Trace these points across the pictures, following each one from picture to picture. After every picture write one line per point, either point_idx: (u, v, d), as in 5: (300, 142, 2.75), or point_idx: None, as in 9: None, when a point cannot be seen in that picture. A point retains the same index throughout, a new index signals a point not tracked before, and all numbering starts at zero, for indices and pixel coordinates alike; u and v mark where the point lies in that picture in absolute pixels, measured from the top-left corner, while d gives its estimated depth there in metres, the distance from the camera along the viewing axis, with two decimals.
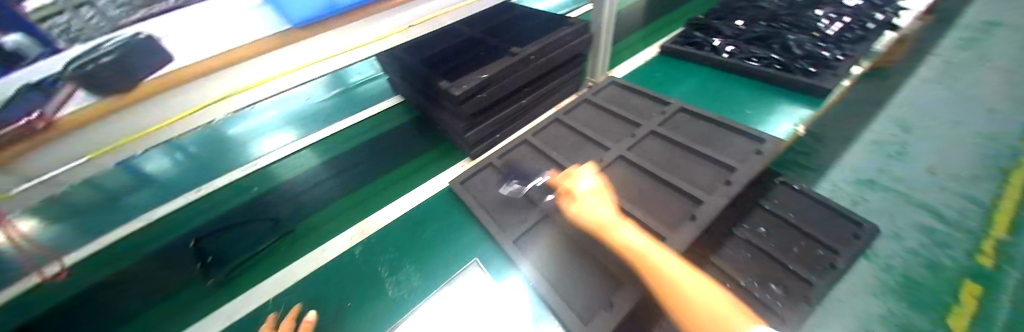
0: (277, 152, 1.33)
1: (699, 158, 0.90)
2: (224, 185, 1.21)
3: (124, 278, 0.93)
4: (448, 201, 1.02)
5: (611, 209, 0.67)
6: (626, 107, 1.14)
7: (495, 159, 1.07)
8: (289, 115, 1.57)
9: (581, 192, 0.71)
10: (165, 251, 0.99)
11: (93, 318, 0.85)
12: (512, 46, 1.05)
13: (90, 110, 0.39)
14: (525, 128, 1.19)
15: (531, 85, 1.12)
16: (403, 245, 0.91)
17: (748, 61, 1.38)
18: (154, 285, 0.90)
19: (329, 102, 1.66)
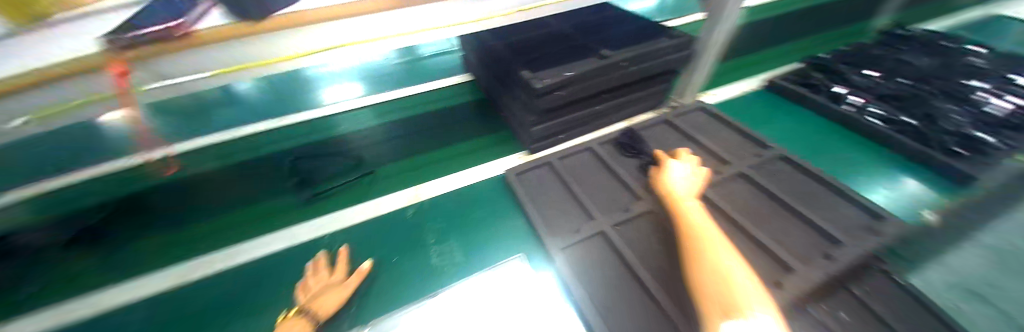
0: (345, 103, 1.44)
1: (799, 221, 0.78)
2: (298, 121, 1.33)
3: (207, 179, 1.06)
4: (501, 189, 1.03)
5: (689, 190, 0.77)
6: (715, 140, 1.03)
7: (557, 160, 1.03)
8: (364, 71, 1.70)
9: (671, 168, 0.85)
10: (243, 166, 1.11)
11: (178, 206, 0.98)
12: (603, 48, 0.99)
13: (223, 29, 0.43)
14: (592, 135, 1.12)
15: (612, 93, 1.05)
16: (452, 219, 0.95)
17: (873, 119, 1.18)
18: (228, 192, 1.02)
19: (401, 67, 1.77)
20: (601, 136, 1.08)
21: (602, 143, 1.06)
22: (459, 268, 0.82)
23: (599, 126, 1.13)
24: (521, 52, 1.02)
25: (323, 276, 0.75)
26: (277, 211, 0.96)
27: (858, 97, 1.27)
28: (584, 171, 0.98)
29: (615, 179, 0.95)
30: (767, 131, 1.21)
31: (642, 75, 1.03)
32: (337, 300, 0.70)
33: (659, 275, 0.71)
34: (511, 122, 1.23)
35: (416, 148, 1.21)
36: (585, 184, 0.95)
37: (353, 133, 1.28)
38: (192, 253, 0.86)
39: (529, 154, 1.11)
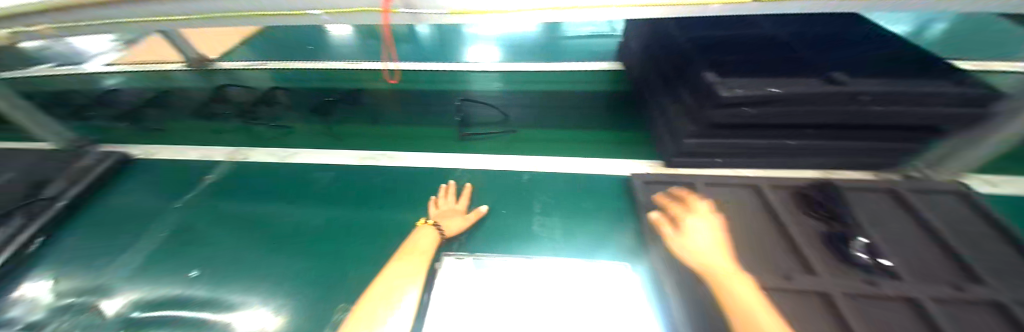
0: (492, 66, 1.75)
1: None
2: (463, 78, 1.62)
3: (403, 107, 1.46)
4: (619, 191, 0.99)
5: (723, 253, 0.60)
6: (972, 246, 0.70)
7: (702, 184, 0.86)
8: (521, 50, 1.91)
9: (687, 223, 0.68)
10: (422, 103, 1.46)
11: (381, 119, 1.39)
12: (833, 72, 0.76)
13: None
14: (759, 172, 0.91)
15: (817, 130, 0.81)
16: (562, 199, 0.99)
17: None
18: (411, 119, 1.38)
19: (541, 43, 2.02)
20: (775, 179, 0.86)
21: (774, 187, 0.84)
22: (557, 243, 0.87)
23: (774, 164, 0.91)
24: (710, 52, 0.88)
25: (447, 202, 0.95)
26: (438, 140, 1.27)
27: None
28: (737, 210, 0.80)
29: (780, 233, 0.74)
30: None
31: (876, 122, 0.77)
32: (460, 226, 0.87)
33: None
34: (653, 126, 1.10)
35: (543, 118, 1.33)
36: (734, 223, 0.77)
37: (494, 92, 1.53)
38: (384, 151, 1.22)
39: (664, 166, 0.98)
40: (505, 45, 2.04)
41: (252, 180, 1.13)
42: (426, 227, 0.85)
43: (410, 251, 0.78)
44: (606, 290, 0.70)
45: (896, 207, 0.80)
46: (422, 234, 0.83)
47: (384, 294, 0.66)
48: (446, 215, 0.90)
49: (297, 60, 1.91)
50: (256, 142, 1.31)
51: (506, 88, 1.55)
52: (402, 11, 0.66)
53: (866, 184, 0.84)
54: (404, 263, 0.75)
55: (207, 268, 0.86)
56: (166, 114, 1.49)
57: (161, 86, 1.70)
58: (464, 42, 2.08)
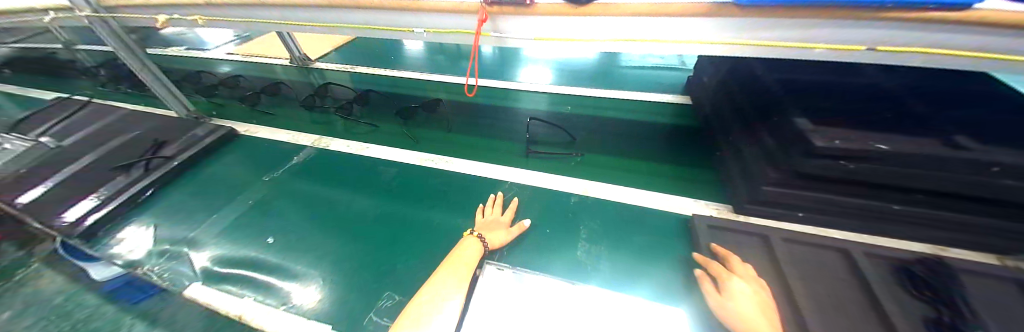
0: (546, 88, 1.81)
1: None
2: (520, 98, 1.72)
3: (461, 117, 1.56)
4: (674, 229, 0.94)
5: (769, 325, 0.58)
6: None
7: (776, 236, 0.79)
8: (579, 75, 1.97)
9: (735, 289, 0.64)
10: (480, 117, 1.56)
11: (442, 126, 1.50)
12: (959, 132, 0.67)
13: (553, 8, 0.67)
14: (849, 235, 0.81)
15: (930, 197, 0.71)
16: (611, 226, 0.97)
17: None
18: (469, 130, 1.47)
19: (598, 70, 2.04)
20: (868, 244, 0.76)
21: (868, 254, 0.74)
22: (601, 272, 0.85)
23: (870, 229, 0.81)
24: (801, 96, 0.82)
25: (489, 212, 0.98)
26: (503, 154, 1.31)
27: None
28: (816, 272, 0.72)
29: (871, 308, 0.65)
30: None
31: (1017, 200, 0.65)
32: (503, 239, 0.89)
33: None
34: (724, 167, 1.05)
35: (591, 144, 1.34)
36: (813, 287, 0.69)
37: (546, 112, 1.58)
38: (442, 154, 1.31)
39: (731, 212, 0.93)
40: (561, 68, 2.10)
41: (330, 166, 1.25)
42: (469, 237, 0.86)
43: (453, 260, 0.79)
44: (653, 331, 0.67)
45: (1020, 301, 0.67)
46: (467, 242, 0.84)
47: (432, 296, 0.70)
48: (490, 227, 0.93)
49: (374, 66, 2.15)
50: (330, 132, 1.47)
51: (552, 109, 1.59)
52: (491, 34, 0.76)
53: (981, 266, 0.71)
54: (447, 273, 0.76)
55: (281, 238, 0.97)
56: (266, 99, 1.75)
57: (266, 75, 2.01)
58: (521, 63, 2.17)
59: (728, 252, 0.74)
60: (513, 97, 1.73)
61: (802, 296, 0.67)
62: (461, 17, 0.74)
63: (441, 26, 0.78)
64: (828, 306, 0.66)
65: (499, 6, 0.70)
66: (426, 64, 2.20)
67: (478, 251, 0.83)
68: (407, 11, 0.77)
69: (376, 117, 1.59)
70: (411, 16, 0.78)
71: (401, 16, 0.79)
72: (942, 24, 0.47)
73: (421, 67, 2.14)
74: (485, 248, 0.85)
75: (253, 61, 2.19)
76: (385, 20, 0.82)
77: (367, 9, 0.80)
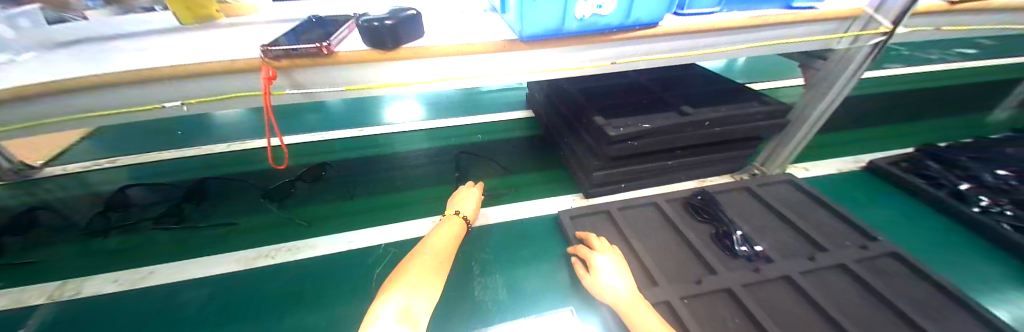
0: (408, 126, 1.75)
1: None
2: (379, 142, 1.60)
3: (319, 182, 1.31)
4: (549, 230, 1.02)
5: (628, 283, 0.69)
6: (814, 225, 0.92)
7: (614, 208, 0.96)
8: (435, 107, 2.00)
9: (597, 264, 0.74)
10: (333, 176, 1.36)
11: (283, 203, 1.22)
12: (683, 104, 0.96)
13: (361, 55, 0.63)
14: (657, 190, 1.06)
15: (686, 150, 1.00)
16: (500, 250, 0.97)
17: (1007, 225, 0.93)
18: (321, 196, 1.25)
19: (456, 99, 2.13)
20: (667, 193, 1.01)
21: (668, 200, 0.99)
22: (500, 306, 0.81)
23: (663, 182, 1.07)
24: (593, 100, 1.04)
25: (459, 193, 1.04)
26: (386, 209, 1.18)
27: (987, 197, 1.01)
28: (649, 226, 0.91)
29: (683, 243, 0.86)
30: (862, 216, 1.03)
31: (726, 138, 0.97)
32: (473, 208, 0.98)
33: None
34: (568, 162, 1.22)
35: (464, 172, 1.35)
36: (648, 243, 0.86)
37: (418, 151, 1.52)
38: (284, 238, 1.06)
39: (584, 199, 1.07)
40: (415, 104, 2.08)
41: (95, 317, 0.83)
42: (454, 218, 0.90)
43: (419, 263, 0.66)
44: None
45: (753, 199, 1.02)
46: (451, 224, 0.86)
47: (396, 301, 0.54)
48: (456, 202, 0.99)
49: (163, 148, 1.60)
50: (90, 264, 0.98)
51: (424, 146, 1.55)
52: (289, 91, 0.66)
53: (732, 185, 1.05)
54: (415, 271, 0.64)
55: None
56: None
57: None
58: (375, 105, 2.04)
59: (594, 235, 0.85)
60: (370, 144, 1.59)
61: (643, 250, 0.83)
62: (243, 77, 0.61)
63: (207, 91, 0.61)
64: (660, 253, 0.83)
65: (291, 59, 0.60)
66: (248, 129, 1.79)
67: (464, 230, 0.89)
68: (146, 83, 0.56)
69: (222, 213, 1.17)
70: (156, 88, 0.58)
71: (136, 91, 0.57)
72: (651, 37, 0.72)
73: (245, 134, 1.73)
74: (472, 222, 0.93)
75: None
76: (114, 101, 0.57)
77: None
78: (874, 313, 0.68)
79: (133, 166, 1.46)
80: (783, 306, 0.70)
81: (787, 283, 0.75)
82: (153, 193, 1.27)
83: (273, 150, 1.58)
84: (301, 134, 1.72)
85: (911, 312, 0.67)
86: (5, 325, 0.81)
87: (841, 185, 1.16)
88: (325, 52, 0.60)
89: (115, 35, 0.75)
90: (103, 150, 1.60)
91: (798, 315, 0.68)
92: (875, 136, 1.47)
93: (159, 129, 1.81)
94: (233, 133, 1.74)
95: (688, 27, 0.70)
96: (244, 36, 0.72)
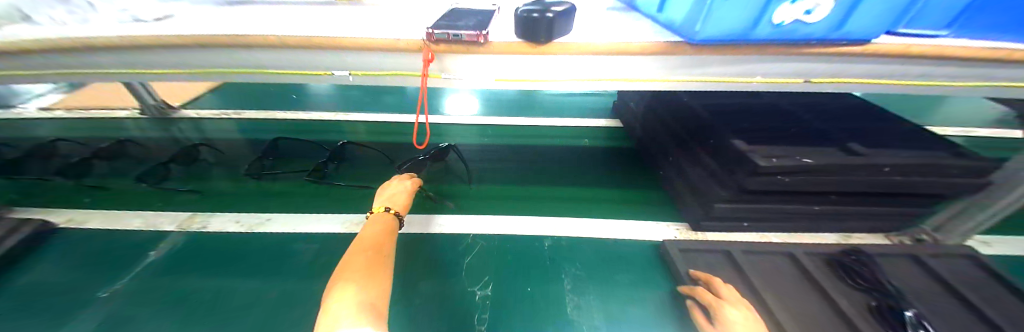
0: (481, 120, 1.76)
1: None
2: (457, 132, 1.63)
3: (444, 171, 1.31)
4: (647, 258, 0.92)
5: None
6: None
7: (738, 251, 0.85)
8: (510, 103, 1.99)
9: (730, 319, 0.62)
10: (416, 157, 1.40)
11: (373, 176, 1.27)
12: (851, 142, 0.81)
13: (510, 48, 0.60)
14: (785, 236, 0.92)
15: (840, 196, 0.84)
16: (590, 268, 0.90)
17: None
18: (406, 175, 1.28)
19: (530, 98, 2.10)
20: (803, 245, 0.88)
21: (808, 254, 0.85)
22: (595, 331, 0.74)
23: (797, 229, 0.93)
24: (727, 120, 0.93)
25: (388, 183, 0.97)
26: (467, 200, 1.17)
27: None
28: (778, 281, 0.79)
29: (830, 307, 0.73)
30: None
31: (900, 191, 0.80)
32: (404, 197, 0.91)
33: None
34: (671, 186, 1.11)
35: (537, 177, 1.30)
36: (784, 301, 0.74)
37: (490, 146, 1.51)
38: None
39: (690, 230, 0.98)
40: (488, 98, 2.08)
41: (218, 252, 0.92)
42: (378, 214, 0.81)
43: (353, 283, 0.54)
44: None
45: (923, 272, 0.82)
46: (373, 223, 0.77)
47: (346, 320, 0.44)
48: (381, 197, 0.90)
49: (274, 109, 1.80)
50: (214, 203, 1.11)
51: (502, 142, 1.54)
52: (441, 75, 0.66)
53: (890, 249, 0.87)
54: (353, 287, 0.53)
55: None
56: (109, 166, 1.28)
57: (107, 134, 1.47)
58: (451, 94, 2.09)
59: (720, 282, 0.72)
60: (450, 132, 1.62)
61: (776, 307, 0.72)
62: (397, 56, 0.62)
63: (370, 67, 0.65)
64: (798, 315, 0.72)
65: (447, 44, 0.60)
66: (342, 102, 1.94)
67: (394, 223, 0.80)
68: (313, 50, 0.62)
69: (350, 176, 1.27)
70: (324, 58, 0.63)
71: (311, 57, 0.63)
72: (855, 56, 0.58)
73: (337, 107, 1.88)
74: (403, 217, 0.84)
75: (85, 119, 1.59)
76: (285, 60, 0.64)
77: (260, 49, 0.62)
78: None
79: (247, 120, 1.65)
80: None
81: None
82: (299, 150, 1.42)
83: (363, 123, 1.68)
84: (387, 113, 1.82)
85: None
86: (148, 243, 0.94)
87: None
88: (482, 41, 0.59)
89: (272, 8, 0.83)
90: (225, 103, 1.84)
91: None
92: None
93: (268, 91, 2.03)
94: (326, 104, 1.90)
95: (910, 48, 0.56)
96: (389, 17, 0.74)
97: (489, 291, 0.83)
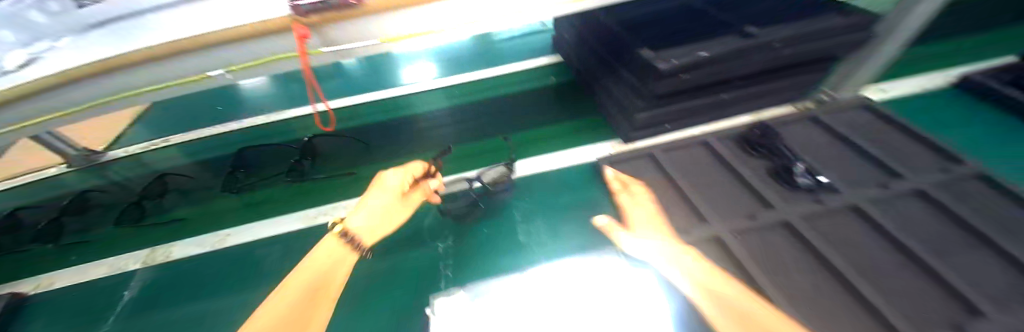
0: (428, 84, 1.66)
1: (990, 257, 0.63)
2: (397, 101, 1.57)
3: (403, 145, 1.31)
4: (587, 178, 1.01)
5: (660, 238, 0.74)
6: (894, 153, 0.85)
7: (658, 152, 0.96)
8: (451, 59, 1.86)
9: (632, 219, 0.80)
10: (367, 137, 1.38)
11: (331, 165, 1.26)
12: (748, 25, 0.86)
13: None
14: (704, 128, 1.01)
15: (742, 80, 0.93)
16: (537, 200, 0.98)
17: None
18: (362, 158, 1.28)
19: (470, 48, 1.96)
20: (719, 132, 0.97)
21: (720, 137, 0.95)
22: (543, 249, 0.85)
23: (715, 118, 1.02)
24: (639, 31, 0.95)
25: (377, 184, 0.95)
26: (428, 168, 1.19)
27: None
28: (694, 166, 0.90)
29: (736, 179, 0.85)
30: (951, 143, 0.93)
31: (792, 62, 0.88)
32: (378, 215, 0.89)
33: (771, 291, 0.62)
34: (605, 107, 1.17)
35: (495, 129, 1.30)
36: (698, 183, 0.85)
37: (442, 110, 1.48)
38: (349, 192, 1.15)
39: (623, 144, 1.06)
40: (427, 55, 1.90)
41: (183, 279, 0.95)
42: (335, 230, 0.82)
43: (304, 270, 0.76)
44: (619, 286, 0.67)
45: (819, 130, 0.94)
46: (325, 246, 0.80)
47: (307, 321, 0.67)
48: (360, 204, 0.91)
49: (205, 126, 1.66)
50: (170, 235, 1.10)
51: (450, 104, 1.50)
52: (326, 52, 0.53)
53: (800, 115, 0.98)
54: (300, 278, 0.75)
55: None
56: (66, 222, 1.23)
57: (30, 197, 1.37)
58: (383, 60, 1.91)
59: (638, 183, 0.87)
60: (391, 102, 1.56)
61: (689, 189, 0.83)
62: (267, 41, 0.49)
63: (243, 60, 0.51)
64: (710, 191, 0.83)
65: (321, 15, 0.47)
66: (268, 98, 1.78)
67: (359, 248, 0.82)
68: (153, 60, 0.48)
69: (332, 165, 1.26)
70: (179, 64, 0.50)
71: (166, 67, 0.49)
72: None
73: (269, 105, 1.72)
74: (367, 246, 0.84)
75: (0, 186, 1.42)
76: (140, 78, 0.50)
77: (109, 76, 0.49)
78: (949, 236, 0.68)
79: (185, 144, 1.54)
80: (839, 232, 0.70)
81: (852, 215, 0.73)
82: (269, 154, 1.36)
83: (299, 116, 1.58)
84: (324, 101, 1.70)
85: (979, 231, 0.67)
86: (112, 286, 0.96)
87: (918, 106, 1.07)
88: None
89: None
90: (155, 131, 1.69)
91: (846, 237, 0.70)
92: (959, 50, 1.28)
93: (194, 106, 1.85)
94: (259, 105, 1.75)
95: None
96: None
97: (450, 242, 0.91)
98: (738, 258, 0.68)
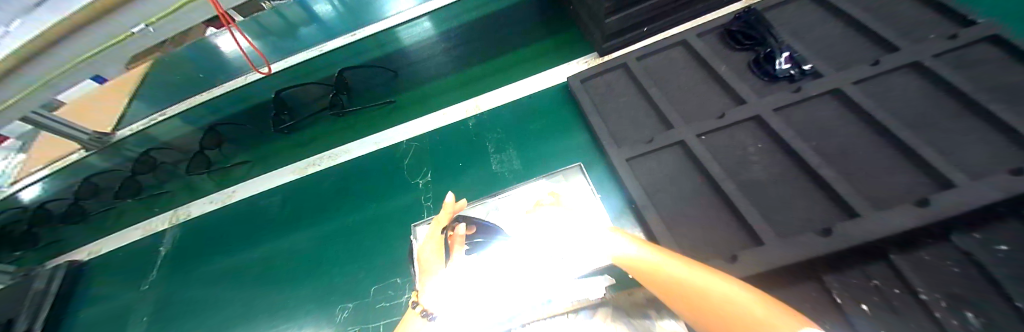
0: (411, 11, 1.38)
1: (955, 128, 0.63)
2: (366, 36, 1.39)
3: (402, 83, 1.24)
4: (561, 99, 0.99)
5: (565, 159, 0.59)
6: (886, 30, 0.79)
7: (633, 61, 0.93)
8: None
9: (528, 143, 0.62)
10: (366, 70, 1.29)
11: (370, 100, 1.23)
12: None
13: None
14: (686, 25, 0.98)
15: None
16: (510, 129, 0.97)
17: None
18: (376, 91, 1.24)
19: None
20: (700, 27, 0.93)
21: (700, 36, 0.93)
22: (517, 172, 0.88)
23: (701, 11, 0.98)
24: None
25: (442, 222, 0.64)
26: (414, 106, 1.16)
27: None
28: (669, 72, 0.90)
29: (712, 77, 0.85)
30: (981, 5, 0.83)
31: None
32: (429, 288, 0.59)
33: (719, 194, 0.67)
34: (579, 17, 1.10)
35: (486, 53, 1.21)
36: (669, 88, 0.87)
37: (427, 38, 1.32)
38: (341, 138, 1.18)
39: (597, 58, 1.02)
40: None
41: (206, 237, 1.09)
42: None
43: None
44: None
45: (807, 14, 0.90)
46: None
47: None
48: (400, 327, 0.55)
49: (187, 96, 1.52)
50: (186, 201, 1.21)
51: (438, 32, 1.32)
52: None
53: None
54: None
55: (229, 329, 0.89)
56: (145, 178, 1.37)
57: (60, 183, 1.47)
58: None
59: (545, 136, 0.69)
60: (360, 38, 1.39)
61: (660, 96, 0.84)
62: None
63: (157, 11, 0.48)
64: (682, 99, 0.84)
65: None
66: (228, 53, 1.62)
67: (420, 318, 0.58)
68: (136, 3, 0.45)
69: (369, 96, 1.24)
70: (98, 28, 0.49)
71: (89, 36, 0.50)
72: None
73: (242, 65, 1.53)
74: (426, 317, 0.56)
75: (11, 187, 1.43)
76: (76, 53, 0.52)
77: None
78: (933, 111, 0.66)
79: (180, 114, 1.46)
80: (805, 122, 0.72)
81: (820, 103, 0.73)
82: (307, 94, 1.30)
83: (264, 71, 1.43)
84: (276, 50, 1.48)
85: (949, 104, 0.66)
86: (154, 248, 1.12)
87: None
88: None
89: None
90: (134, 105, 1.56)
91: (810, 127, 0.71)
92: None
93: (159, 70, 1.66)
94: (232, 60, 1.57)
95: None
96: None
97: (429, 177, 0.96)
98: (694, 163, 0.73)
